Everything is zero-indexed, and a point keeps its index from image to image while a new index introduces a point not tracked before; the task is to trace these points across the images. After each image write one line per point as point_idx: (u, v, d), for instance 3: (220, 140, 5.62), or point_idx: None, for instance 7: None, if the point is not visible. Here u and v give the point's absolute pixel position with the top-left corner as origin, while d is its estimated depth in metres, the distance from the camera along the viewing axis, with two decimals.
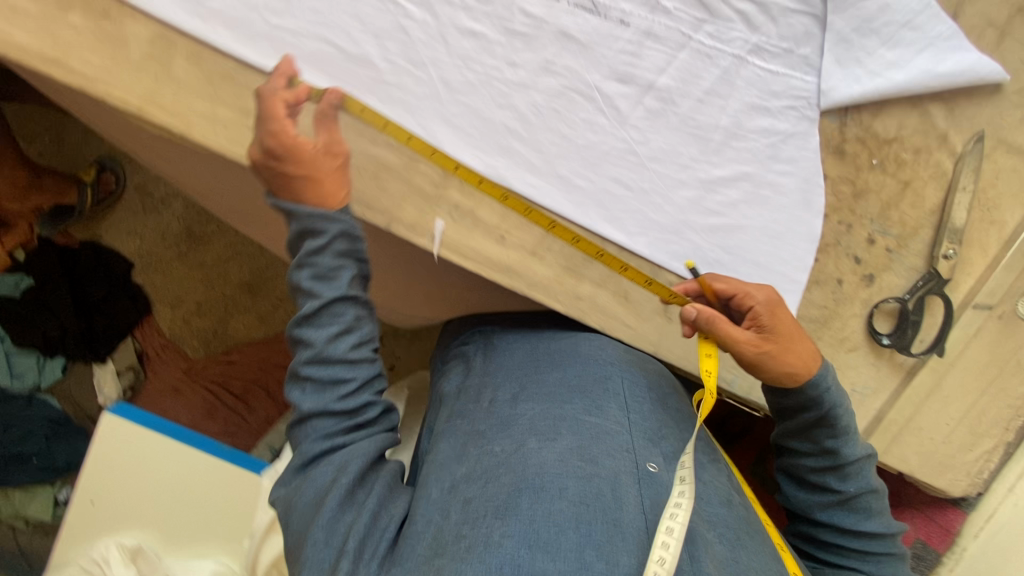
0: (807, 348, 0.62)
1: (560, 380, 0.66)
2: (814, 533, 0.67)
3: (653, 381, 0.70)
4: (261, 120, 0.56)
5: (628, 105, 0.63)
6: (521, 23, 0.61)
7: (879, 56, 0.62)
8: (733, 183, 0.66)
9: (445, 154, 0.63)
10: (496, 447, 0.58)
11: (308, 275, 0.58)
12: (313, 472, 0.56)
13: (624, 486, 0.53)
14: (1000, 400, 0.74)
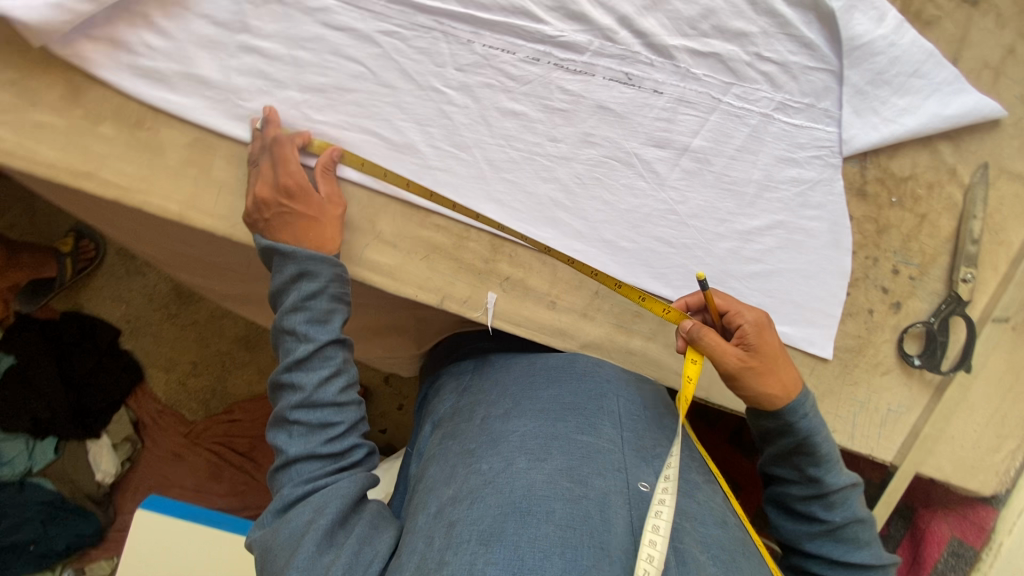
0: (789, 374, 0.60)
1: (554, 397, 0.62)
2: (804, 565, 0.63)
3: (650, 400, 0.67)
4: (280, 159, 0.57)
5: (666, 168, 0.66)
6: (560, 99, 0.63)
7: (892, 105, 0.67)
8: (769, 231, 0.69)
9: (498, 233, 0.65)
10: (484, 465, 0.55)
11: (305, 313, 0.56)
12: (290, 515, 0.51)
13: (612, 507, 0.51)
14: (1019, 403, 0.79)
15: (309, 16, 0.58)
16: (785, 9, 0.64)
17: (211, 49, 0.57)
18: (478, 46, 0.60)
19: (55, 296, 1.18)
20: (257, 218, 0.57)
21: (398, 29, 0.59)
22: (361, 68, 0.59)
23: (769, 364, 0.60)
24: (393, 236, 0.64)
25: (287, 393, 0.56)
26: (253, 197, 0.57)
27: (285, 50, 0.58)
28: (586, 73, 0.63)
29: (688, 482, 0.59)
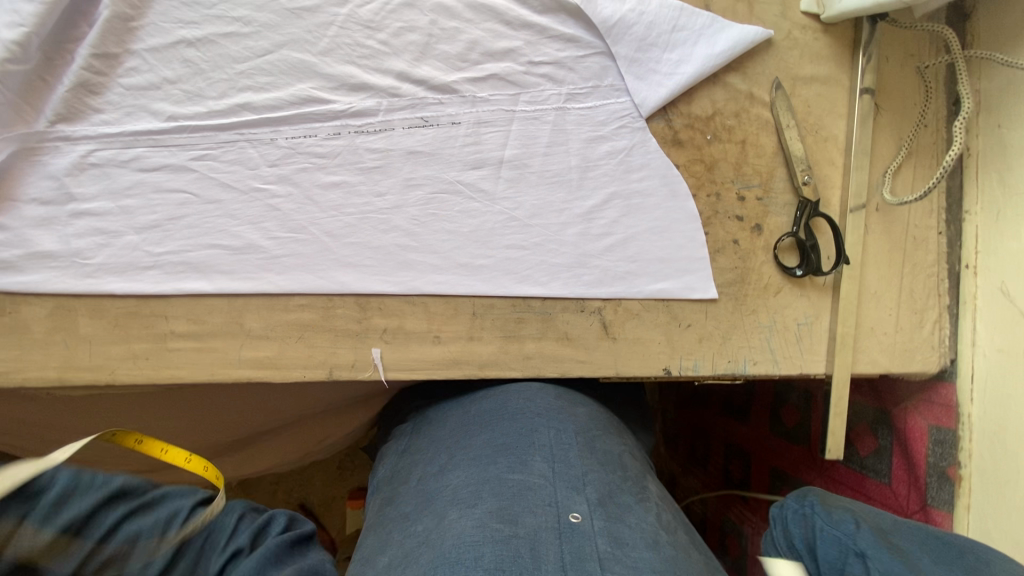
0: None
1: (485, 442, 0.65)
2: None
3: (581, 425, 0.69)
4: None
5: (492, 183, 0.71)
6: (371, 159, 0.68)
7: (667, 60, 0.73)
8: (607, 205, 0.73)
9: (358, 291, 0.68)
10: (419, 525, 0.59)
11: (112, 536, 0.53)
12: None
13: (544, 544, 0.54)
14: (918, 275, 0.81)
15: (123, 168, 0.64)
16: (539, 17, 0.71)
17: (46, 225, 0.63)
18: (281, 141, 0.67)
19: None
20: None
21: (206, 151, 0.66)
22: (185, 194, 0.65)
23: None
24: (266, 329, 0.67)
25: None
26: None
27: (111, 204, 0.64)
28: (386, 129, 0.69)
29: (619, 506, 0.60)
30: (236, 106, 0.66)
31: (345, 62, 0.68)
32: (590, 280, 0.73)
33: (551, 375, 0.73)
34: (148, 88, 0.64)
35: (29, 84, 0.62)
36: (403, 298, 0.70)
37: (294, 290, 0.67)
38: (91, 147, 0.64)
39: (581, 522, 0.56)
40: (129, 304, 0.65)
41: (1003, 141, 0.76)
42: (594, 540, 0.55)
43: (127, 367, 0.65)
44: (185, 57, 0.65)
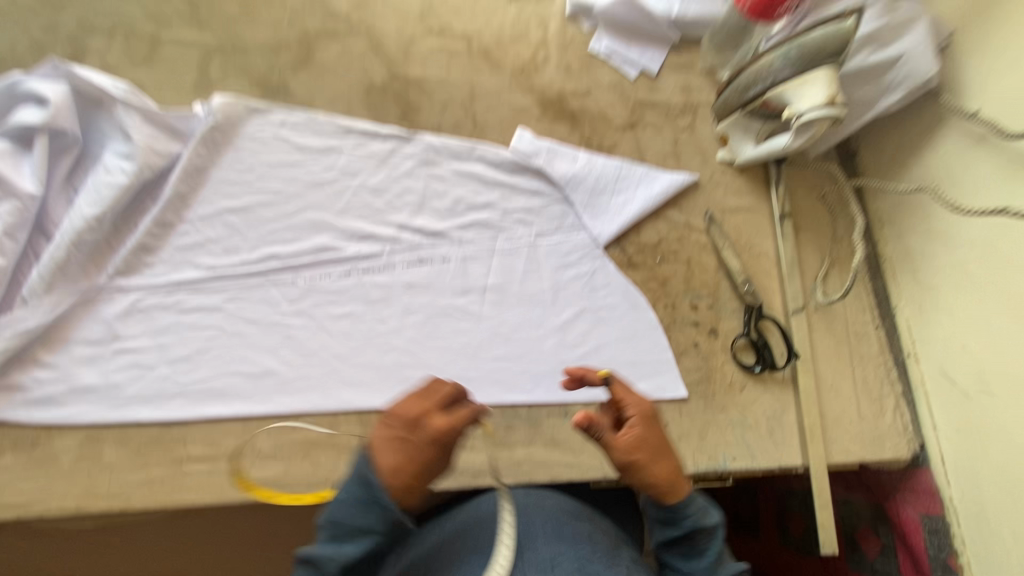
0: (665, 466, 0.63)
1: (451, 547, 0.65)
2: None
3: (549, 514, 0.69)
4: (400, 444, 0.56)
5: (478, 307, 0.83)
6: (375, 292, 0.81)
7: (615, 202, 0.90)
8: (578, 319, 0.84)
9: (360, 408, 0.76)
10: None
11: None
12: None
13: None
14: (867, 366, 0.90)
15: (165, 310, 0.76)
16: (509, 176, 0.89)
17: (91, 363, 0.73)
18: (300, 281, 0.80)
19: None
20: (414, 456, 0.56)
21: (236, 293, 0.78)
22: (214, 330, 0.76)
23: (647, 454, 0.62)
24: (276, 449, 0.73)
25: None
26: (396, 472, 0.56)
27: (150, 342, 0.74)
28: (388, 267, 0.82)
29: None
30: (265, 256, 0.80)
31: (356, 218, 0.84)
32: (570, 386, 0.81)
33: (541, 480, 0.78)
34: (194, 246, 0.79)
35: (97, 248, 0.76)
36: None
37: (302, 410, 0.75)
38: (140, 295, 0.76)
39: None
40: (152, 430, 0.72)
41: (906, 248, 0.91)
42: None
43: (143, 493, 0.70)
44: (226, 221, 0.81)
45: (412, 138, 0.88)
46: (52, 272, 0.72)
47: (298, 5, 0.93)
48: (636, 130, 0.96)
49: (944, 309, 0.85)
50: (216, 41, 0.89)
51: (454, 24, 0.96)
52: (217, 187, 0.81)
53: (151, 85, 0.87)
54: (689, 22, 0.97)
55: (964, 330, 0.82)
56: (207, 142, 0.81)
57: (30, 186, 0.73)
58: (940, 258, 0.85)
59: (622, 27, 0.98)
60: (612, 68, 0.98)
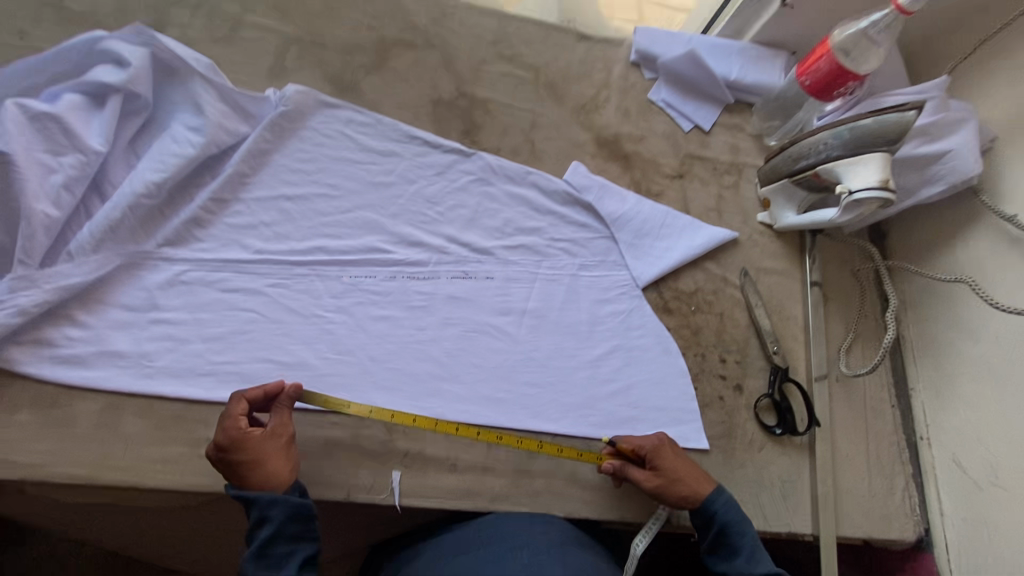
0: (693, 475, 0.73)
1: (455, 567, 0.63)
2: None
3: (559, 534, 0.70)
4: (259, 462, 0.64)
5: (515, 328, 0.83)
6: (417, 299, 0.81)
7: (658, 247, 0.91)
8: (611, 355, 0.85)
9: (400, 411, 0.74)
10: None
11: (276, 545, 0.63)
12: None
13: None
14: (881, 442, 0.91)
15: (207, 288, 0.76)
16: (561, 206, 0.91)
17: (125, 328, 0.72)
18: (345, 278, 0.80)
19: None
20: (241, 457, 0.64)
21: (281, 280, 0.78)
22: (254, 313, 0.76)
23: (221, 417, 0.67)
24: (310, 442, 0.73)
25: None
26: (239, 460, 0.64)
27: (188, 316, 0.74)
28: (433, 277, 0.83)
29: None
30: (315, 247, 0.80)
31: (408, 223, 0.85)
32: (595, 421, 0.82)
33: (558, 512, 0.77)
34: (245, 226, 0.79)
35: (151, 215, 0.76)
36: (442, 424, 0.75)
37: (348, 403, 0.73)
38: (185, 267, 0.76)
39: None
40: (176, 406, 0.71)
41: (929, 333, 0.93)
42: None
43: (155, 470, 0.68)
44: (281, 207, 0.81)
45: (470, 154, 0.89)
46: (103, 231, 0.71)
47: (379, 11, 0.96)
48: (683, 180, 0.99)
49: (959, 398, 0.87)
50: (295, 32, 0.91)
51: (524, 53, 1.00)
52: (277, 171, 0.82)
53: (227, 65, 0.88)
54: (745, 86, 1.01)
55: (979, 422, 0.83)
56: (275, 128, 0.82)
57: (95, 143, 0.73)
58: (962, 348, 0.87)
59: (682, 82, 1.02)
60: (667, 119, 1.02)
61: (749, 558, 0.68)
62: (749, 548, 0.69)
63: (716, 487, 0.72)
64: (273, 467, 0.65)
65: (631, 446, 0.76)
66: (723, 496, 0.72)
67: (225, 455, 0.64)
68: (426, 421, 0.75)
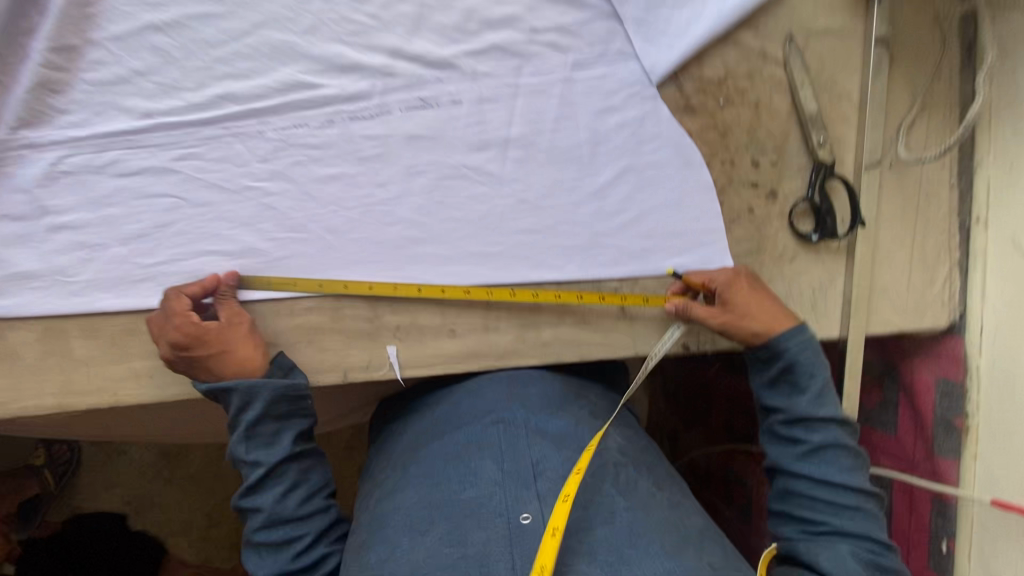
0: (766, 308, 0.71)
1: (445, 447, 0.64)
2: (789, 486, 0.70)
3: (550, 393, 0.69)
4: (225, 352, 0.59)
5: (499, 165, 0.67)
6: (369, 147, 0.64)
7: (676, 20, 0.69)
8: (620, 180, 0.70)
9: (354, 282, 0.64)
10: (377, 554, 0.56)
11: (265, 423, 0.60)
12: (309, 553, 0.60)
13: (494, 552, 0.53)
14: (929, 231, 0.80)
15: (101, 175, 0.60)
16: None
17: (24, 242, 0.60)
18: (271, 133, 0.62)
19: (48, 509, 1.11)
20: (203, 352, 0.58)
21: (190, 150, 0.61)
22: (172, 198, 0.61)
23: (161, 321, 0.59)
24: (286, 332, 0.64)
25: (251, 515, 0.60)
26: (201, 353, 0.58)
27: (92, 215, 0.60)
28: (383, 113, 0.64)
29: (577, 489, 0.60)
30: (219, 97, 0.61)
31: (334, 41, 0.62)
32: (604, 260, 0.71)
33: (570, 357, 0.72)
34: (117, 82, 0.60)
35: None
36: (403, 287, 0.66)
37: (318, 283, 0.64)
38: (63, 153, 0.59)
39: (534, 520, 0.55)
40: (123, 320, 0.62)
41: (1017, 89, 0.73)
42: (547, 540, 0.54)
43: (128, 387, 0.62)
44: (154, 45, 0.59)
45: None
46: None
47: None
48: None
49: None
50: None
51: None
52: None
53: None
54: None
55: None
56: None
57: None
58: None
59: None
60: None
61: (814, 396, 0.70)
62: (816, 386, 0.71)
63: (797, 326, 0.71)
64: (239, 355, 0.60)
65: (699, 282, 0.72)
66: (801, 336, 0.71)
67: (186, 354, 0.58)
68: (383, 288, 0.65)
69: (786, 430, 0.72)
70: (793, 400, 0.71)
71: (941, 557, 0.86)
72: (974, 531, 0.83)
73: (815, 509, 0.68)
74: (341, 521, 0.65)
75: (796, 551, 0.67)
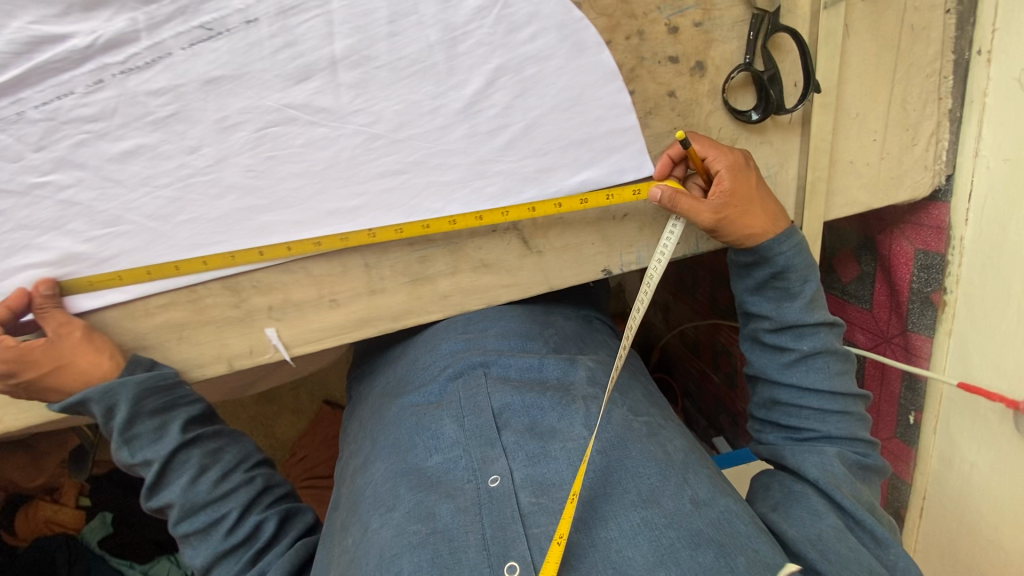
0: (765, 207, 0.61)
1: (404, 411, 0.60)
2: (775, 395, 0.67)
3: (512, 330, 0.64)
4: (63, 365, 0.54)
5: (333, 96, 0.53)
6: (160, 106, 0.50)
7: None
8: (493, 86, 0.55)
9: (183, 259, 0.56)
10: (350, 538, 0.52)
11: (140, 421, 0.56)
12: (240, 530, 0.57)
13: (465, 521, 0.48)
14: (913, 78, 0.62)
15: None
16: None
17: None
18: (33, 112, 0.49)
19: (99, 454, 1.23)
20: (40, 372, 0.54)
21: None
22: None
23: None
24: (150, 334, 0.59)
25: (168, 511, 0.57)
26: (38, 372, 0.54)
27: None
28: (161, 56, 0.49)
29: (545, 433, 0.55)
30: None
31: None
32: (493, 191, 0.59)
33: (477, 304, 0.65)
34: None
35: None
36: (239, 254, 0.57)
37: (146, 269, 0.56)
38: None
39: (502, 480, 0.51)
40: None
41: None
42: (517, 496, 0.50)
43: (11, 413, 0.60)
44: None
45: None
46: None
47: None
48: None
49: None
50: None
51: None
52: None
53: None
54: None
55: None
56: None
57: None
58: None
59: None
60: None
61: (804, 306, 0.63)
62: (807, 296, 0.63)
63: (790, 228, 0.61)
64: (83, 363, 0.55)
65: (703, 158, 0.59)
66: (794, 241, 0.61)
67: (25, 377, 0.54)
68: (218, 259, 0.56)
69: (773, 338, 0.65)
70: (781, 309, 0.64)
71: (909, 427, 0.84)
72: (941, 407, 0.78)
73: (800, 419, 0.65)
74: (271, 487, 0.61)
75: (781, 454, 0.64)
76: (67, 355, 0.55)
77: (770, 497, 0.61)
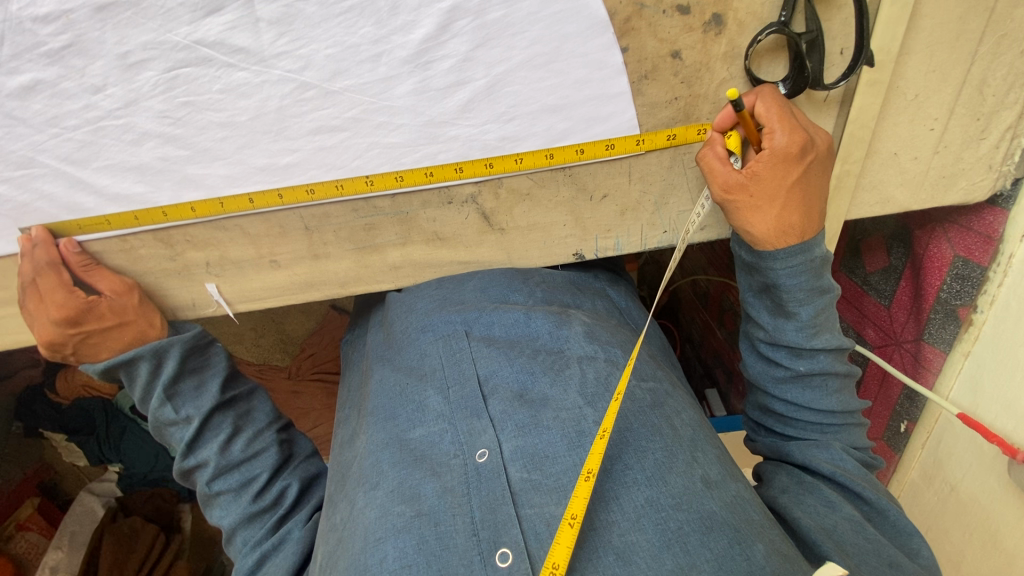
0: (789, 217, 0.47)
1: (383, 379, 0.54)
2: (767, 405, 0.57)
3: (495, 282, 0.57)
4: (122, 321, 0.53)
5: (252, 34, 0.44)
6: (50, 34, 0.43)
7: None
8: (447, 32, 0.45)
9: (144, 208, 0.52)
10: (338, 515, 0.46)
11: (183, 378, 0.54)
12: (268, 495, 0.53)
13: (451, 499, 0.41)
14: (1000, 53, 0.48)
15: None
16: None
17: None
18: None
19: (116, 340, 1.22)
20: (93, 330, 0.52)
21: None
22: None
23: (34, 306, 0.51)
24: None
25: (199, 473, 0.53)
26: (92, 329, 0.51)
27: None
28: None
29: (535, 403, 0.47)
30: None
31: None
32: (449, 159, 0.51)
33: (429, 276, 0.60)
34: None
35: None
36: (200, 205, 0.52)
37: (106, 217, 0.52)
38: None
39: (491, 454, 0.44)
40: None
41: None
42: (506, 471, 0.43)
43: None
44: None
45: None
46: None
47: None
48: None
49: None
50: None
51: None
52: None
53: None
54: None
55: None
56: None
57: None
58: None
59: None
60: None
61: (802, 329, 0.51)
62: (804, 319, 0.50)
63: (802, 246, 0.47)
64: (140, 320, 0.54)
65: (760, 123, 0.47)
66: (795, 262, 0.48)
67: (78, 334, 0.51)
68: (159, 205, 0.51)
69: (768, 351, 0.54)
70: (776, 329, 0.52)
71: (896, 434, 0.77)
72: (935, 425, 0.71)
73: (797, 428, 0.55)
74: (297, 453, 0.58)
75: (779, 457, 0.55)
76: (122, 313, 0.53)
77: (779, 481, 0.52)
